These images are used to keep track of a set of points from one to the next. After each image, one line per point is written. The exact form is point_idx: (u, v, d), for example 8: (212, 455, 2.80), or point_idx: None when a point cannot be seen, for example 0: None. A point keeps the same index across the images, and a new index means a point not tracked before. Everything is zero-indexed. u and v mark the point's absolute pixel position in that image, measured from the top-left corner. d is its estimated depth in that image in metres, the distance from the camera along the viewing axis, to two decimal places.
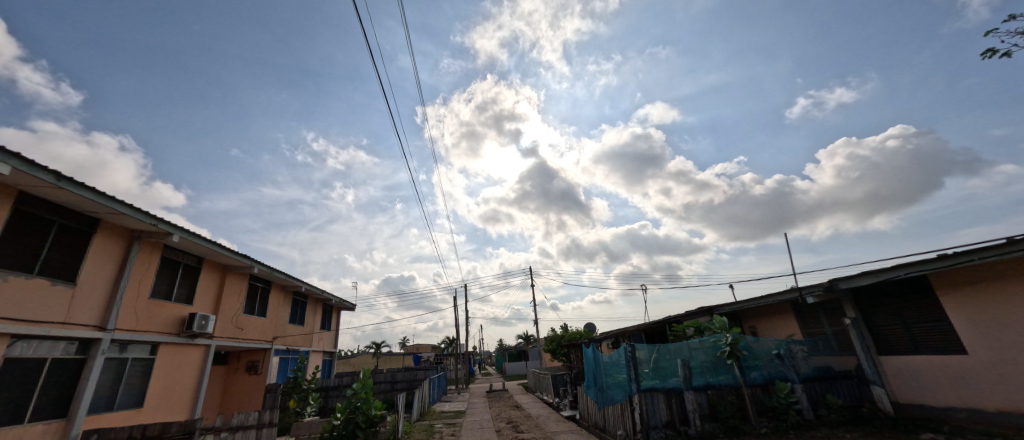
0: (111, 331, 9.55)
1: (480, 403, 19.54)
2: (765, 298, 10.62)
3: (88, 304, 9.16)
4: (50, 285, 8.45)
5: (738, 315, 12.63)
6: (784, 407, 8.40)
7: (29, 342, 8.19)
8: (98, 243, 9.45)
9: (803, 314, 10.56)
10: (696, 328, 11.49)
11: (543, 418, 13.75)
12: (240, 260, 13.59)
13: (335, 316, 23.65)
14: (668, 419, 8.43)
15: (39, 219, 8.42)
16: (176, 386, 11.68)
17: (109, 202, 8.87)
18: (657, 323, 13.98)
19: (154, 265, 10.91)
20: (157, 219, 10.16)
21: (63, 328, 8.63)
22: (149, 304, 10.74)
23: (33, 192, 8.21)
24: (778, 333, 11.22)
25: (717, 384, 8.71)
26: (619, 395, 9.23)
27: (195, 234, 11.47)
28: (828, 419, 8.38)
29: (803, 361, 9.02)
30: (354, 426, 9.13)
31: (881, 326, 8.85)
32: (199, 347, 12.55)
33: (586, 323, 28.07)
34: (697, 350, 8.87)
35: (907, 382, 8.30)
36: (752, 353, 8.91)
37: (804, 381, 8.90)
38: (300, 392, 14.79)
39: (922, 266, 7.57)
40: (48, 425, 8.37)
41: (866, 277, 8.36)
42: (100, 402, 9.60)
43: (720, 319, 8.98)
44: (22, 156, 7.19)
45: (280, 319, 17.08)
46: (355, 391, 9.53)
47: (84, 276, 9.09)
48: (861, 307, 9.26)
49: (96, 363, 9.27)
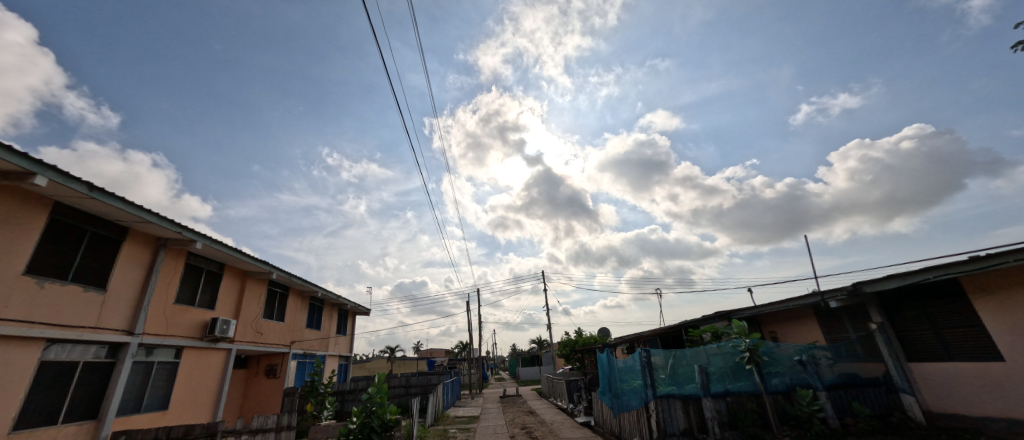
0: (138, 336, 9.87)
1: (494, 408, 19.47)
2: (785, 303, 10.38)
3: (117, 310, 9.49)
4: (83, 291, 8.79)
5: (758, 320, 12.30)
6: (808, 415, 8.13)
7: (63, 346, 8.54)
8: (126, 250, 9.80)
9: (826, 319, 10.27)
10: (713, 333, 11.26)
11: (557, 423, 13.67)
12: (259, 266, 13.93)
13: (350, 320, 23.91)
14: (686, 427, 8.29)
15: (74, 228, 8.78)
16: (199, 390, 11.97)
17: (136, 210, 9.18)
18: (673, 328, 13.73)
19: (178, 270, 11.26)
20: (182, 227, 10.50)
21: (94, 332, 8.96)
22: (175, 309, 11.08)
23: (67, 202, 8.58)
24: (800, 338, 10.93)
25: (736, 390, 8.52)
26: (634, 401, 9.14)
27: (217, 240, 11.81)
28: (855, 429, 8.09)
29: (826, 367, 8.76)
30: (370, 430, 9.23)
31: (910, 331, 8.55)
32: (220, 351, 12.86)
33: (599, 328, 27.98)
34: (714, 355, 8.74)
35: (940, 390, 7.98)
36: (773, 359, 8.70)
37: (828, 388, 8.62)
38: (317, 395, 15.35)
39: (954, 268, 7.30)
40: (80, 426, 8.68)
41: (892, 280, 8.10)
42: (128, 404, 9.91)
43: (737, 324, 8.81)
44: (58, 169, 7.53)
45: (298, 323, 17.40)
46: (371, 395, 9.65)
47: (113, 283, 9.42)
48: (888, 311, 8.96)
49: (124, 366, 9.59)
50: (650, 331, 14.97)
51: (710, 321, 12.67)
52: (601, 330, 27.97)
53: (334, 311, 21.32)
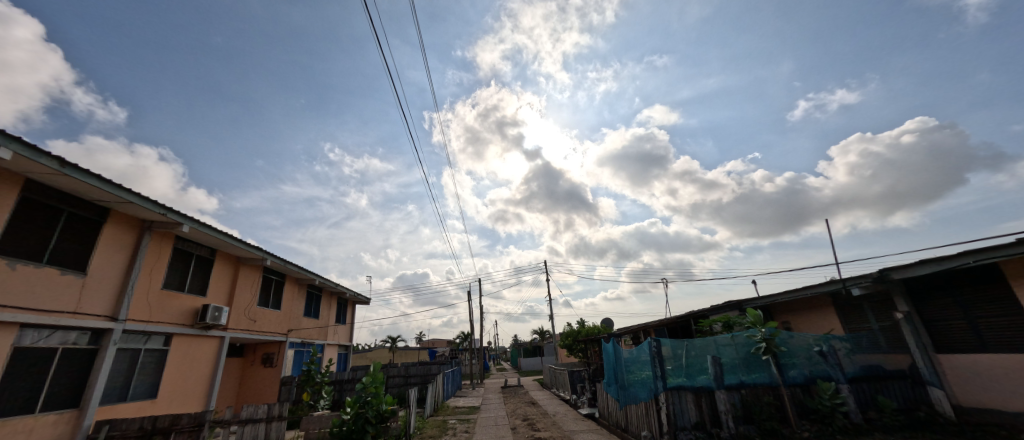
0: (122, 322, 9.44)
1: (495, 398, 19.08)
2: (803, 291, 9.83)
3: (99, 294, 9.04)
4: (60, 274, 8.33)
5: (771, 310, 11.74)
6: (829, 409, 7.62)
7: (39, 331, 8.09)
8: (108, 232, 9.31)
9: (845, 309, 9.71)
10: (724, 323, 10.83)
11: (560, 415, 13.22)
12: (252, 251, 13.45)
13: (350, 309, 23.64)
14: (697, 420, 7.80)
15: (48, 208, 8.29)
16: (189, 380, 11.56)
17: (114, 189, 8.65)
18: (681, 318, 13.24)
19: (165, 255, 10.79)
20: (166, 209, 9.97)
21: (73, 317, 8.50)
22: (161, 295, 10.62)
23: (40, 180, 8.07)
24: (817, 328, 10.38)
25: (751, 382, 8.01)
26: (642, 393, 8.64)
27: (205, 224, 11.30)
28: (880, 423, 7.57)
29: (847, 359, 8.21)
30: (365, 421, 8.80)
31: (939, 321, 7.98)
32: (212, 339, 12.45)
33: (604, 319, 27.51)
34: (726, 346, 8.21)
35: (971, 383, 7.43)
36: (789, 350, 8.17)
37: (850, 381, 8.10)
38: (314, 385, 14.97)
39: (997, 252, 6.70)
40: (60, 416, 8.27)
41: (927, 265, 7.51)
42: (113, 392, 9.51)
43: (752, 314, 8.28)
44: (23, 140, 6.99)
45: (295, 312, 17.01)
46: (365, 385, 9.17)
47: (94, 265, 8.96)
48: (915, 300, 8.38)
49: (108, 353, 9.16)
50: (656, 321, 14.49)
51: (720, 311, 12.15)
52: (604, 321, 27.59)
53: (333, 300, 20.93)
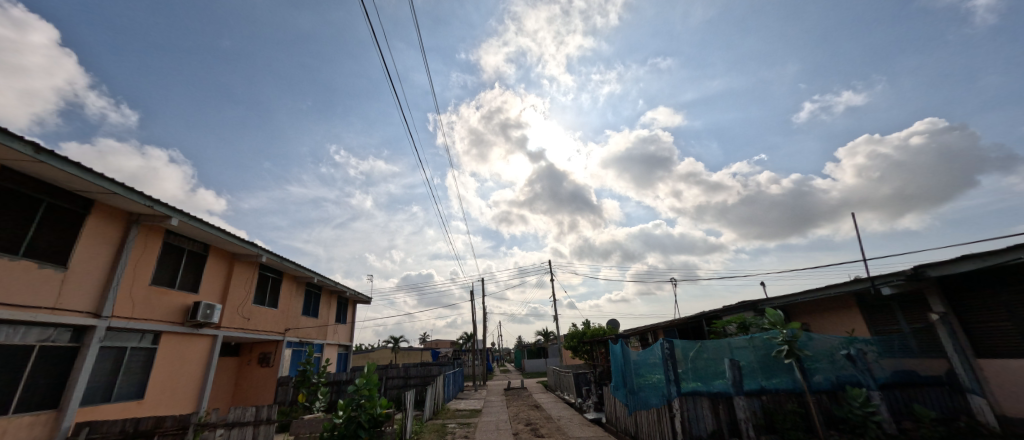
0: (106, 319, 9.01)
1: (497, 401, 18.54)
2: (826, 290, 9.19)
3: (82, 290, 8.62)
4: (38, 268, 7.90)
5: (789, 311, 11.10)
6: (860, 419, 6.99)
7: (14, 328, 7.67)
8: (91, 225, 8.89)
9: (872, 310, 9.07)
10: (739, 324, 10.21)
11: (565, 420, 12.63)
12: (247, 247, 13.01)
13: (351, 309, 23.22)
14: (714, 428, 7.22)
15: (25, 198, 7.86)
16: (180, 380, 11.13)
17: (96, 179, 8.20)
18: (693, 319, 12.63)
19: (154, 249, 10.37)
20: (153, 201, 9.53)
21: (53, 313, 8.07)
22: (149, 291, 10.19)
23: (16, 168, 7.64)
24: (839, 330, 9.73)
25: (772, 388, 7.41)
26: (654, 398, 8.06)
27: (196, 218, 10.87)
28: (916, 434, 6.94)
29: (877, 364, 7.58)
30: (357, 425, 8.29)
31: (980, 323, 7.33)
32: (204, 337, 12.02)
33: (610, 320, 26.89)
34: (743, 348, 7.59)
35: (1018, 391, 6.77)
36: (813, 353, 7.54)
37: (881, 388, 7.47)
38: (309, 386, 14.36)
39: None
40: (37, 417, 7.84)
41: (970, 262, 6.85)
42: (96, 392, 9.07)
43: (771, 314, 7.61)
44: None
45: (292, 310, 16.58)
46: (358, 387, 8.66)
47: (76, 259, 8.54)
48: (952, 300, 7.74)
49: (90, 351, 8.74)
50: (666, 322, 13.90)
51: (735, 312, 11.53)
52: (609, 322, 26.95)
53: (333, 299, 20.50)
